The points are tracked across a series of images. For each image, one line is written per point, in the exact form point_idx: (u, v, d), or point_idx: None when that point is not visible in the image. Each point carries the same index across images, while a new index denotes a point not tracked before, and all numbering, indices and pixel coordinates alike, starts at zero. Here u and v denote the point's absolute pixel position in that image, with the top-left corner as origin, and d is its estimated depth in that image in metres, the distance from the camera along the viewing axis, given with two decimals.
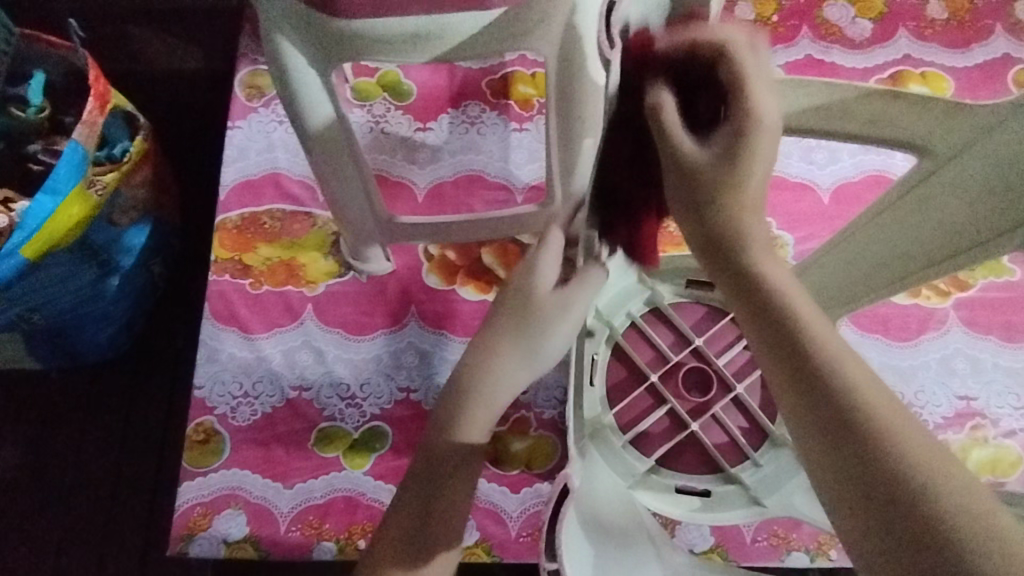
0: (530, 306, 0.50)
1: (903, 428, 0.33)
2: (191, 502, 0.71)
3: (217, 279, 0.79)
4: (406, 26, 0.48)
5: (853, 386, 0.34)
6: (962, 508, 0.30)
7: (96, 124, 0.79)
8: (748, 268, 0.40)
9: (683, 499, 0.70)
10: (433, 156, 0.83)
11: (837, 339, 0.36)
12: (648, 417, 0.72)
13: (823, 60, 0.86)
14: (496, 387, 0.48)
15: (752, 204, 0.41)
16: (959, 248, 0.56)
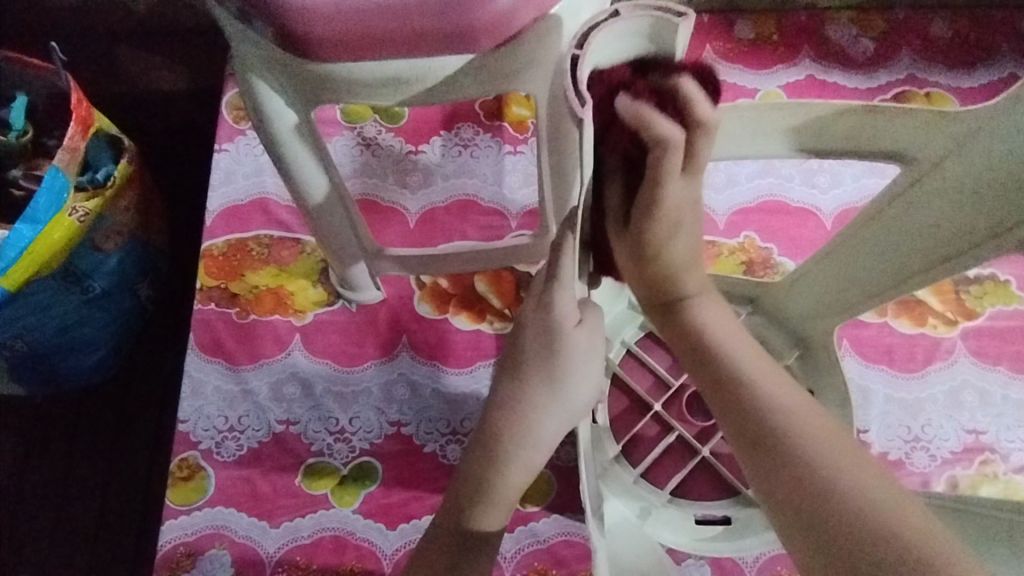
0: (546, 356, 0.48)
1: (803, 428, 0.41)
2: (174, 541, 0.68)
3: (203, 308, 0.76)
4: (384, 71, 0.47)
5: (779, 419, 0.41)
6: (861, 497, 0.37)
7: (78, 149, 0.78)
8: (690, 319, 0.48)
9: (701, 529, 0.67)
10: (425, 180, 0.81)
11: (765, 374, 0.44)
12: (656, 446, 0.70)
13: (824, 80, 0.84)
14: (522, 444, 0.47)
15: (688, 268, 0.48)
16: (951, 251, 0.53)
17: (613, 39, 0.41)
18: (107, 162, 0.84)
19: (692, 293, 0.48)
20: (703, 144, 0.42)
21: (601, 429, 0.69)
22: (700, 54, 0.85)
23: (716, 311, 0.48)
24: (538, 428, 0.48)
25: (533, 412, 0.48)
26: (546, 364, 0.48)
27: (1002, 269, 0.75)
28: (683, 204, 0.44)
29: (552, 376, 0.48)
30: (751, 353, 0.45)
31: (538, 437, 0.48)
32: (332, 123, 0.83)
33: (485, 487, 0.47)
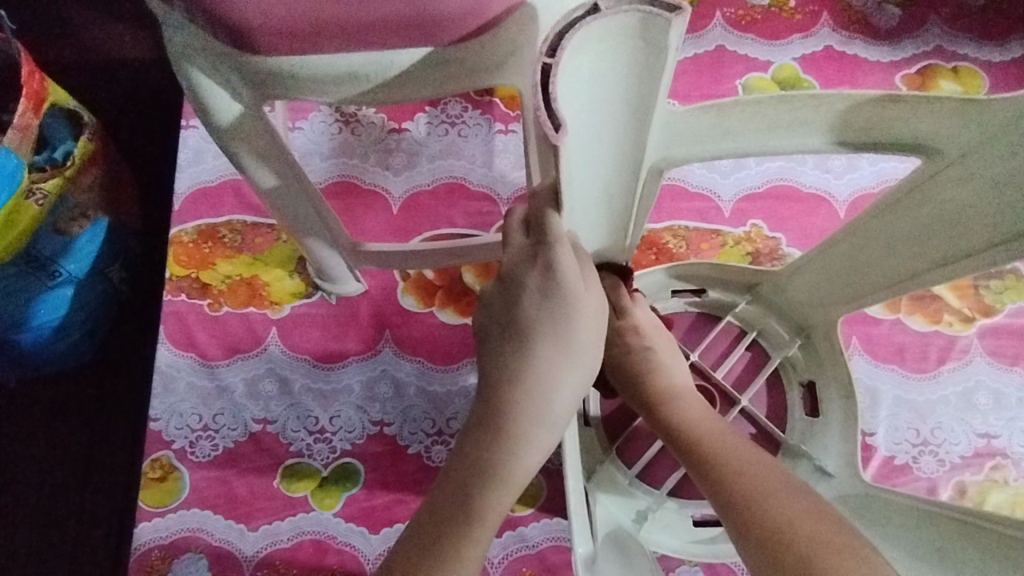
0: (536, 368, 0.40)
1: (766, 493, 0.42)
2: (149, 544, 0.66)
3: (172, 299, 0.72)
4: (339, 61, 0.41)
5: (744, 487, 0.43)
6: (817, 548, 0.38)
7: (30, 127, 0.71)
8: (665, 412, 0.52)
9: (699, 531, 0.63)
10: (410, 161, 0.75)
11: (727, 446, 0.47)
12: (652, 445, 0.66)
13: (844, 52, 0.77)
14: (533, 390, 0.40)
15: (670, 364, 0.55)
16: (973, 246, 0.45)
17: (594, 41, 0.33)
18: (67, 139, 0.77)
19: (669, 386, 0.53)
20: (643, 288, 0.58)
21: (594, 427, 0.66)
22: (709, 22, 0.78)
23: (690, 400, 0.52)
24: (515, 471, 0.39)
25: (512, 447, 0.39)
26: (536, 385, 0.40)
27: None
28: (642, 325, 0.55)
29: (537, 403, 0.40)
30: (717, 433, 0.49)
31: (515, 481, 0.40)
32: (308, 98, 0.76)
33: (450, 550, 0.38)
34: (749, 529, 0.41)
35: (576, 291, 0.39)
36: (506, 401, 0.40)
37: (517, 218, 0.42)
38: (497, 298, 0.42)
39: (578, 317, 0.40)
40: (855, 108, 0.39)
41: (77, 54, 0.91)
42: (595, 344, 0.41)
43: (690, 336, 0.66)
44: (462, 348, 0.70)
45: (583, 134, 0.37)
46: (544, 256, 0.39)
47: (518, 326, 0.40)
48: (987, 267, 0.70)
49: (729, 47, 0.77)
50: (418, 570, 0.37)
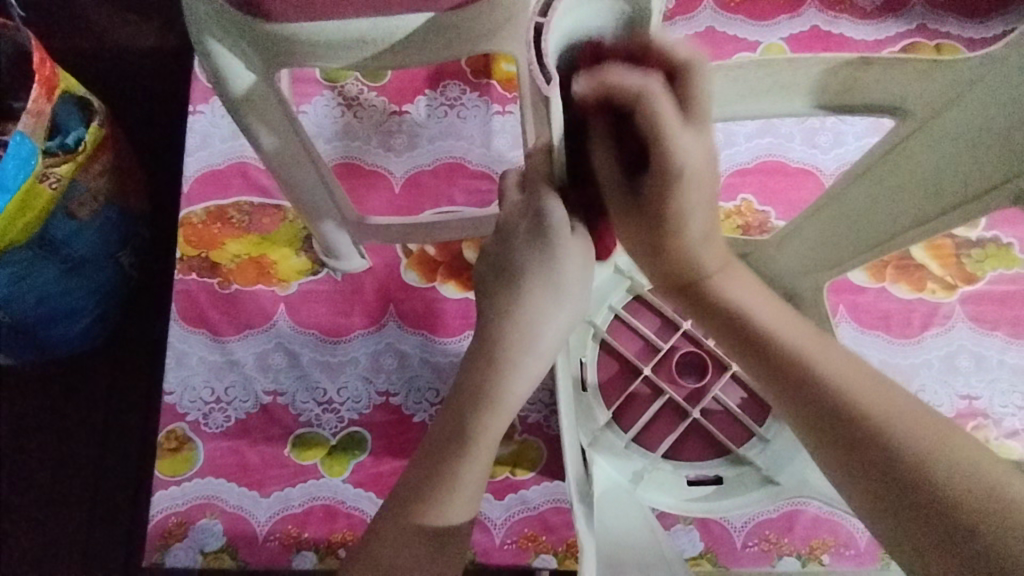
0: (525, 309, 0.42)
1: (860, 398, 0.34)
2: (166, 511, 0.69)
3: (184, 278, 0.74)
4: (344, 33, 0.43)
5: (833, 384, 0.35)
6: (939, 465, 0.32)
7: (44, 112, 0.73)
8: (712, 290, 0.39)
9: (694, 489, 0.66)
10: (411, 142, 0.77)
11: (805, 340, 0.37)
12: (647, 410, 0.69)
13: (830, 32, 0.79)
14: (523, 336, 0.42)
15: (711, 232, 0.38)
16: (943, 206, 0.49)
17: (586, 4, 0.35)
18: (77, 125, 0.80)
19: (711, 266, 0.38)
20: (699, 83, 0.33)
21: (591, 394, 0.69)
22: (699, 4, 0.80)
23: (741, 272, 0.40)
24: (507, 400, 0.43)
25: (504, 380, 0.42)
26: (524, 324, 0.42)
27: (1005, 232, 0.73)
28: (702, 161, 0.34)
29: (525, 341, 0.42)
30: (795, 325, 0.38)
31: (507, 409, 0.43)
32: (311, 82, 0.78)
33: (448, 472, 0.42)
34: (884, 469, 0.33)
35: (562, 238, 0.41)
36: (497, 339, 0.42)
37: (511, 180, 0.44)
38: (492, 246, 0.44)
39: (564, 262, 0.42)
40: (830, 72, 0.43)
41: (84, 45, 0.93)
42: (581, 286, 0.43)
43: None
44: (464, 321, 0.73)
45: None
46: (534, 206, 0.41)
47: (509, 271, 0.43)
48: (969, 237, 0.73)
49: (719, 29, 0.80)
50: (424, 485, 0.43)
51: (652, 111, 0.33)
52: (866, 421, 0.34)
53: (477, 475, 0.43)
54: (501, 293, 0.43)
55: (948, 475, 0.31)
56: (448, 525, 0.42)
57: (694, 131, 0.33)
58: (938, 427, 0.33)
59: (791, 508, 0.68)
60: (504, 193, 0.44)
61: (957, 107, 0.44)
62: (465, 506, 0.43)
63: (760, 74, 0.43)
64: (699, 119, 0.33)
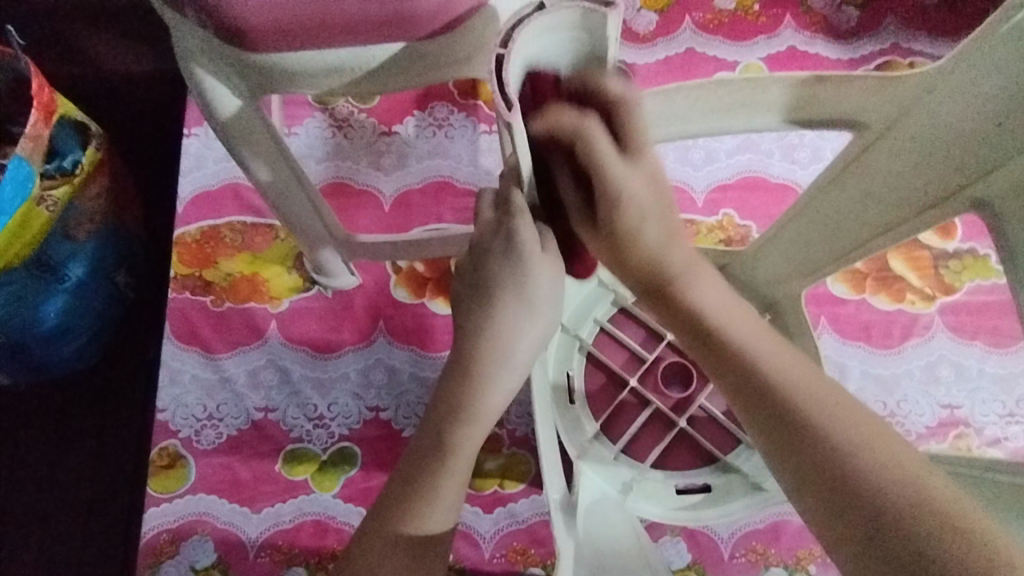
0: (500, 325, 0.44)
1: (801, 400, 0.38)
2: (158, 528, 0.69)
3: (177, 296, 0.76)
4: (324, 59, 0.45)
5: (776, 386, 0.39)
6: (869, 460, 0.36)
7: (41, 137, 0.75)
8: (682, 298, 0.44)
9: (682, 498, 0.67)
10: (400, 162, 0.79)
11: (760, 347, 0.41)
12: (635, 421, 0.70)
13: (807, 51, 0.82)
14: (497, 352, 0.44)
15: (676, 250, 0.44)
16: (906, 213, 0.50)
17: (543, 34, 0.37)
18: (76, 148, 0.82)
19: (680, 275, 0.44)
20: (635, 123, 0.40)
21: (579, 406, 0.70)
22: (679, 26, 0.83)
23: (708, 279, 0.45)
24: (483, 414, 0.44)
25: (479, 394, 0.44)
26: (499, 341, 0.44)
27: (981, 244, 0.75)
28: (639, 184, 0.41)
29: (499, 356, 0.44)
30: (768, 340, 0.42)
31: (483, 422, 0.45)
32: (302, 105, 0.81)
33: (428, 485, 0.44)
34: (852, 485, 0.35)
35: (533, 255, 0.43)
36: (472, 353, 0.44)
37: (486, 197, 0.45)
38: (466, 265, 0.45)
39: (534, 278, 0.43)
40: (792, 91, 0.45)
41: (84, 72, 0.96)
42: (553, 300, 0.45)
43: None
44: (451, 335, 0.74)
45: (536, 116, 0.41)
46: (505, 225, 0.42)
47: (484, 289, 0.44)
48: (945, 249, 0.75)
49: (699, 50, 0.82)
50: (405, 497, 0.44)
51: (590, 146, 0.40)
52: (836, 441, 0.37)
53: (458, 486, 0.44)
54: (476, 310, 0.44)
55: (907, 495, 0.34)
56: (427, 535, 0.44)
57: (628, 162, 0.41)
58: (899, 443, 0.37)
59: (778, 519, 0.68)
60: (479, 208, 0.45)
61: (912, 119, 0.46)
62: (447, 516, 0.44)
63: (723, 95, 0.45)
64: (638, 157, 0.41)
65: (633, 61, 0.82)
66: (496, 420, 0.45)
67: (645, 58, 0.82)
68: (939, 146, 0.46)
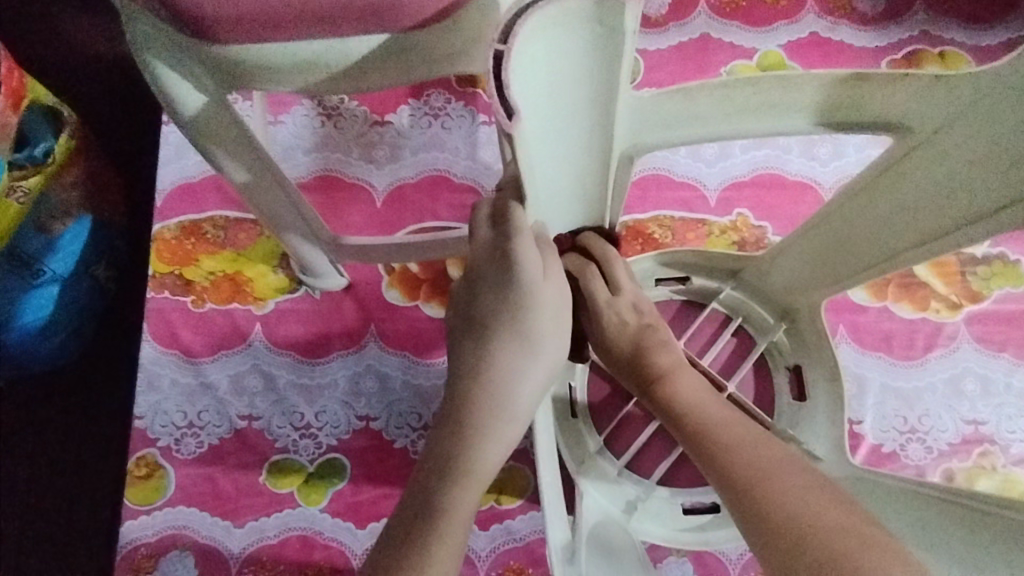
0: (500, 364, 0.40)
1: (752, 467, 0.42)
2: (136, 542, 0.66)
3: (156, 296, 0.71)
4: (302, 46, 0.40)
5: (731, 451, 0.44)
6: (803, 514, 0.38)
7: (10, 125, 0.69)
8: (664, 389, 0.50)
9: (689, 519, 0.63)
10: (393, 154, 0.74)
11: (722, 423, 0.46)
12: (640, 436, 0.66)
13: (830, 38, 0.76)
14: (498, 396, 0.39)
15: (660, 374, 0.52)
16: (944, 225, 0.46)
17: (551, 27, 0.33)
18: (48, 136, 0.76)
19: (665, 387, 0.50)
20: (618, 272, 0.53)
21: (582, 420, 0.66)
22: (693, 10, 0.77)
23: (694, 376, 0.51)
24: (480, 463, 0.38)
25: (477, 443, 0.39)
26: (502, 376, 0.39)
27: (1012, 248, 0.70)
28: (624, 311, 0.53)
29: (501, 396, 0.39)
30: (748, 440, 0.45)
31: (482, 475, 0.39)
32: (289, 92, 0.75)
33: (416, 558, 0.36)
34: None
35: (535, 284, 0.39)
36: (469, 395, 0.39)
37: (482, 213, 0.41)
38: (463, 297, 0.41)
39: (537, 309, 0.40)
40: (827, 88, 0.40)
41: (61, 53, 0.91)
42: (556, 335, 0.41)
43: (675, 324, 0.66)
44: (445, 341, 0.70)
45: (544, 119, 0.37)
46: (505, 249, 0.39)
47: (481, 323, 0.40)
48: (974, 254, 0.70)
49: (714, 35, 0.77)
50: (389, 572, 0.36)
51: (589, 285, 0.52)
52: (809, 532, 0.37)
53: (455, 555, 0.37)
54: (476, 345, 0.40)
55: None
56: None
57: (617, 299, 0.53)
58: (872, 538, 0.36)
59: None
60: (474, 227, 0.40)
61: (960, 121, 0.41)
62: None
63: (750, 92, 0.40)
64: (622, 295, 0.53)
65: (643, 47, 0.77)
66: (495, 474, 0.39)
67: (656, 44, 0.77)
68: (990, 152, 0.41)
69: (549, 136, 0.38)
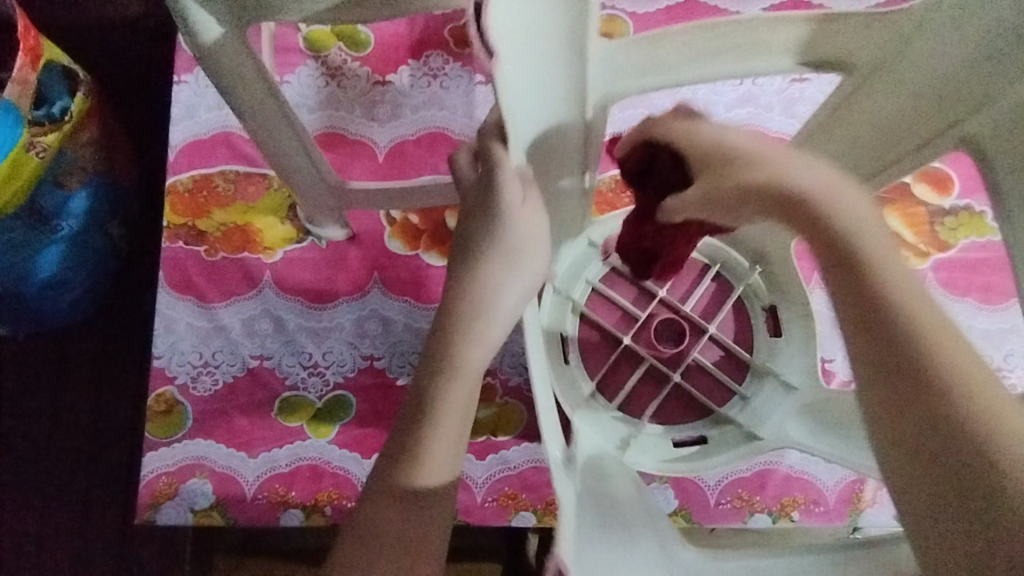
0: (484, 281, 0.44)
1: (905, 315, 0.32)
2: (157, 471, 0.71)
3: (171, 245, 0.75)
4: None
5: (889, 289, 0.33)
6: (970, 397, 0.30)
7: (29, 82, 0.73)
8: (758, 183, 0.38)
9: (678, 451, 0.68)
10: (394, 112, 0.78)
11: (868, 238, 0.35)
12: (630, 379, 0.70)
13: (811, 2, 0.79)
14: (482, 307, 0.44)
15: (740, 137, 0.40)
16: (901, 150, 0.50)
17: None
18: (64, 94, 0.78)
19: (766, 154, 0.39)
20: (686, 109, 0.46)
21: (573, 366, 0.70)
22: None
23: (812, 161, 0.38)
24: (470, 357, 0.44)
25: (463, 342, 0.44)
26: (484, 292, 0.44)
27: (978, 201, 0.74)
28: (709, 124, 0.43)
29: (484, 307, 0.44)
30: (867, 210, 0.36)
31: (471, 368, 0.44)
32: (294, 52, 0.79)
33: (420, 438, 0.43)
34: (929, 414, 0.31)
35: (511, 207, 0.44)
36: (456, 311, 0.44)
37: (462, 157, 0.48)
38: (456, 230, 0.47)
39: (515, 228, 0.44)
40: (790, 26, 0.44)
41: (75, 19, 0.94)
42: (535, 248, 0.45)
43: None
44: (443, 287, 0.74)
45: (525, 64, 0.39)
46: (485, 181, 0.44)
47: (468, 249, 0.45)
48: (942, 205, 0.74)
49: None
50: (402, 452, 0.43)
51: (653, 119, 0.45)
52: (913, 348, 0.32)
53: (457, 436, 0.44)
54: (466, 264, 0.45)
55: (1001, 438, 0.29)
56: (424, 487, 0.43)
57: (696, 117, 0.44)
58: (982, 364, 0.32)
59: (764, 468, 0.70)
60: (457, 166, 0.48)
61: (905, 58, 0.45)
62: (449, 467, 0.44)
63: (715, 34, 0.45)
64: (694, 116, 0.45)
65: (631, 11, 0.80)
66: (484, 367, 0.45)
67: (645, 7, 0.80)
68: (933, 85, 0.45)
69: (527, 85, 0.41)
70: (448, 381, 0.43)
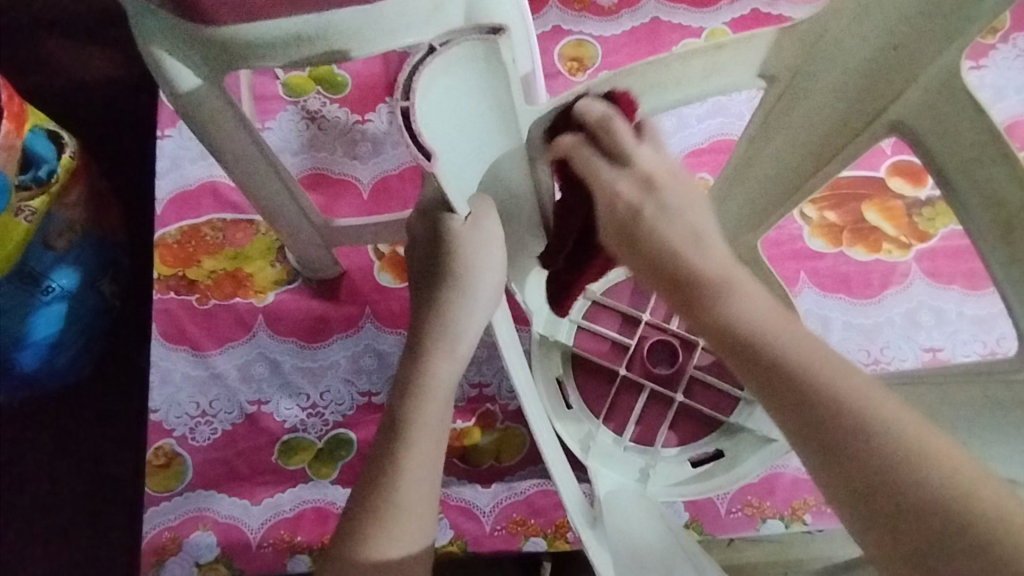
0: (447, 318, 0.47)
1: (793, 367, 0.35)
2: (159, 527, 0.69)
3: (162, 297, 0.76)
4: (281, 28, 0.44)
5: (772, 341, 0.36)
6: (890, 445, 0.32)
7: (15, 147, 0.73)
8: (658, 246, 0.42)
9: (697, 471, 0.67)
10: (375, 150, 0.80)
11: (751, 301, 0.38)
12: (635, 408, 0.69)
13: (769, 13, 0.82)
14: (444, 342, 0.47)
15: (672, 188, 0.44)
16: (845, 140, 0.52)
17: (441, 75, 0.37)
18: (50, 156, 0.80)
19: (682, 239, 0.41)
20: (619, 133, 0.45)
21: (576, 410, 0.69)
22: None
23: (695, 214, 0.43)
24: (437, 384, 0.46)
25: (431, 369, 0.46)
26: (448, 320, 0.47)
27: None
28: (629, 170, 0.45)
29: (452, 333, 0.47)
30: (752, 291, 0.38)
31: (441, 393, 0.46)
32: (274, 99, 0.80)
33: (386, 494, 0.43)
34: (875, 479, 0.32)
35: (460, 247, 0.45)
36: (424, 349, 0.47)
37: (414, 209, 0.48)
38: (414, 288, 0.49)
39: (463, 256, 0.45)
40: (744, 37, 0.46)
41: (60, 85, 0.96)
42: (490, 281, 0.47)
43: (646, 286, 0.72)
44: None
45: (461, 148, 0.41)
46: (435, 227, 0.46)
47: (430, 291, 0.47)
48: (918, 197, 0.76)
49: (663, 19, 0.83)
50: (371, 515, 0.43)
51: (613, 129, 0.45)
52: (857, 421, 0.33)
53: (431, 484, 0.45)
54: (427, 295, 0.48)
55: (943, 497, 0.31)
56: (394, 559, 0.43)
57: (635, 146, 0.45)
58: (915, 419, 0.34)
59: (771, 472, 0.69)
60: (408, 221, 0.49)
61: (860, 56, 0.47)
62: (427, 525, 0.44)
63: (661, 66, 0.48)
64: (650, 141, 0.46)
65: (598, 35, 0.83)
66: (453, 392, 0.47)
67: (610, 30, 0.83)
68: (887, 78, 0.47)
69: (467, 157, 0.42)
70: (416, 427, 0.45)
